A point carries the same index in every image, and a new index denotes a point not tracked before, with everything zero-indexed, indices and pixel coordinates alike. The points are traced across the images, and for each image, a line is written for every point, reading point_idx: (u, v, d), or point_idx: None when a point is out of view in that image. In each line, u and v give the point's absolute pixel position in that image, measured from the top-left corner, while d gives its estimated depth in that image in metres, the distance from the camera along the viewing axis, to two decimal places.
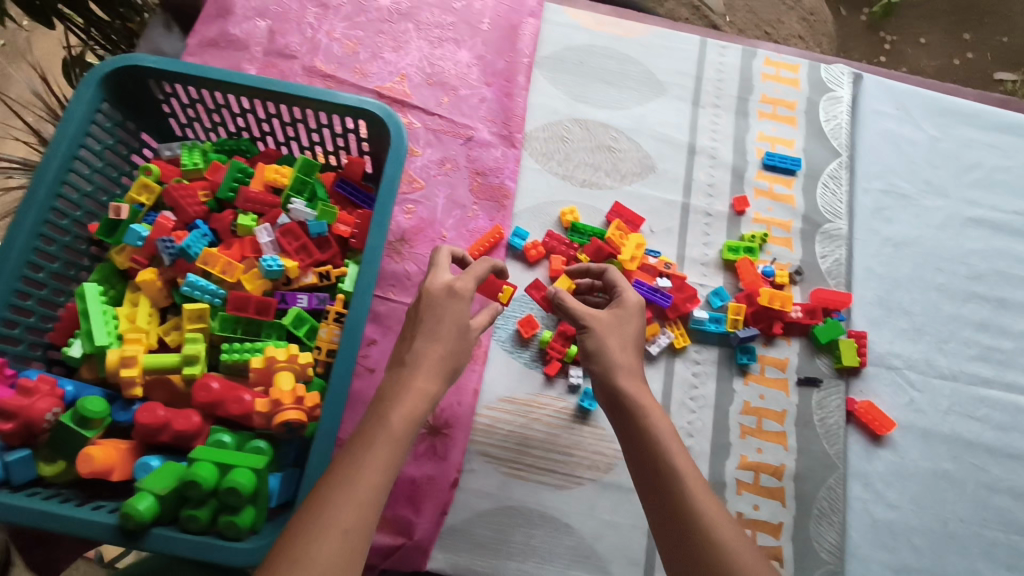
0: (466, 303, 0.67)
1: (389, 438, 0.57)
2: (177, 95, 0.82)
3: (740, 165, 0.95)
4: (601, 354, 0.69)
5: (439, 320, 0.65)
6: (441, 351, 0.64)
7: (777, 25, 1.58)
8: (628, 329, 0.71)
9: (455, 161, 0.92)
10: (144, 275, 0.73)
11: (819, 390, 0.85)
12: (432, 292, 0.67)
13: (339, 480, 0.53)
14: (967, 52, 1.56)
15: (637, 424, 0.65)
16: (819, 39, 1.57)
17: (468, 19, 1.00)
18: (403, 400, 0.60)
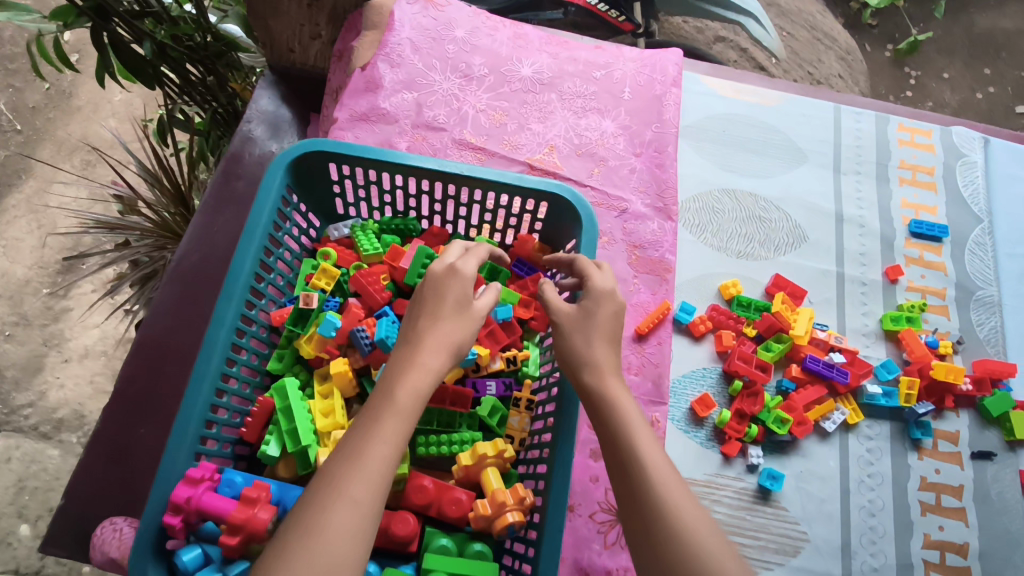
0: (466, 284, 0.61)
1: (394, 415, 0.52)
2: (352, 177, 0.81)
3: (888, 233, 0.96)
4: (573, 350, 0.61)
5: (442, 295, 0.60)
6: (439, 330, 0.58)
7: (818, 64, 1.71)
8: (596, 318, 0.62)
9: (611, 234, 0.92)
10: (339, 367, 0.72)
11: (993, 463, 0.84)
12: (432, 274, 0.62)
13: (338, 465, 0.49)
14: (987, 87, 1.80)
15: (609, 428, 0.57)
16: (857, 78, 1.72)
17: (610, 88, 1.01)
18: (408, 377, 0.54)
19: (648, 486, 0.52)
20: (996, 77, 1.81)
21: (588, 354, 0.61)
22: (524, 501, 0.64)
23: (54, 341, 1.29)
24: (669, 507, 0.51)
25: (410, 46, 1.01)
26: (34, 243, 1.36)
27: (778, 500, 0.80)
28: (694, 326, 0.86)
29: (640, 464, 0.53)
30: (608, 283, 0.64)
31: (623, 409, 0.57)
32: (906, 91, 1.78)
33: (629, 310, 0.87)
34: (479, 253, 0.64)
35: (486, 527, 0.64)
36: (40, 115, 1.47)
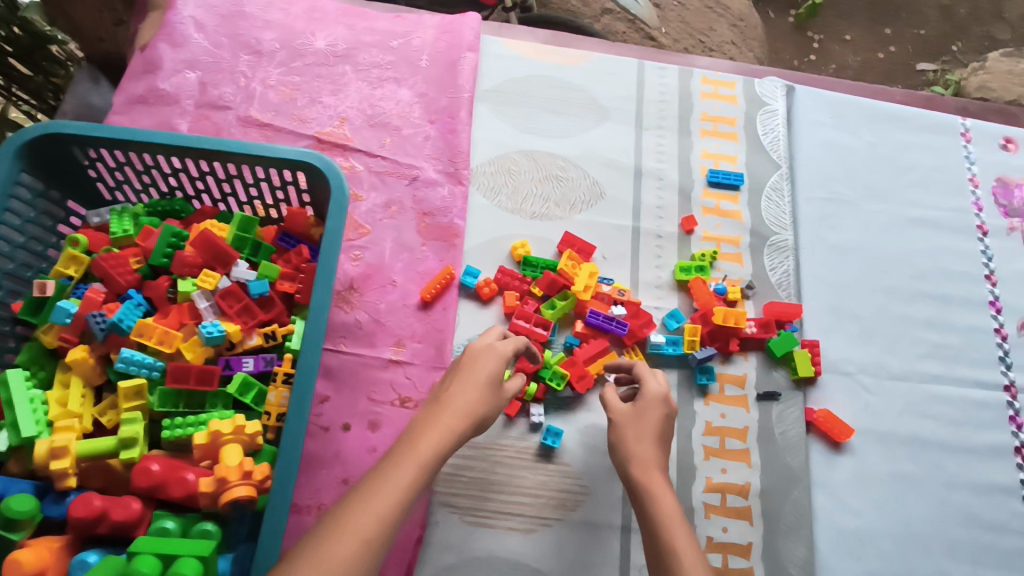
0: (499, 358, 0.68)
1: (414, 461, 0.57)
2: (103, 159, 0.78)
3: (686, 184, 0.96)
4: (621, 444, 0.69)
5: (476, 365, 0.66)
6: (469, 396, 0.64)
7: (710, 32, 1.63)
8: (649, 418, 0.70)
9: (401, 204, 0.90)
10: (74, 354, 0.69)
11: (778, 403, 0.85)
12: (474, 347, 0.69)
13: (356, 503, 0.53)
14: (888, 46, 1.75)
15: (647, 512, 0.64)
16: (750, 45, 1.65)
17: (407, 57, 0.99)
18: (431, 434, 0.60)
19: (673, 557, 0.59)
20: (895, 37, 1.75)
21: (631, 445, 0.69)
22: (251, 476, 0.64)
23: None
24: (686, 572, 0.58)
25: (194, 25, 0.97)
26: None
27: (561, 456, 0.81)
28: (479, 289, 0.85)
29: (669, 534, 0.61)
30: (661, 387, 0.72)
31: (660, 492, 0.65)
32: (809, 56, 1.73)
33: (415, 279, 0.86)
34: (518, 340, 0.71)
35: (213, 505, 0.64)
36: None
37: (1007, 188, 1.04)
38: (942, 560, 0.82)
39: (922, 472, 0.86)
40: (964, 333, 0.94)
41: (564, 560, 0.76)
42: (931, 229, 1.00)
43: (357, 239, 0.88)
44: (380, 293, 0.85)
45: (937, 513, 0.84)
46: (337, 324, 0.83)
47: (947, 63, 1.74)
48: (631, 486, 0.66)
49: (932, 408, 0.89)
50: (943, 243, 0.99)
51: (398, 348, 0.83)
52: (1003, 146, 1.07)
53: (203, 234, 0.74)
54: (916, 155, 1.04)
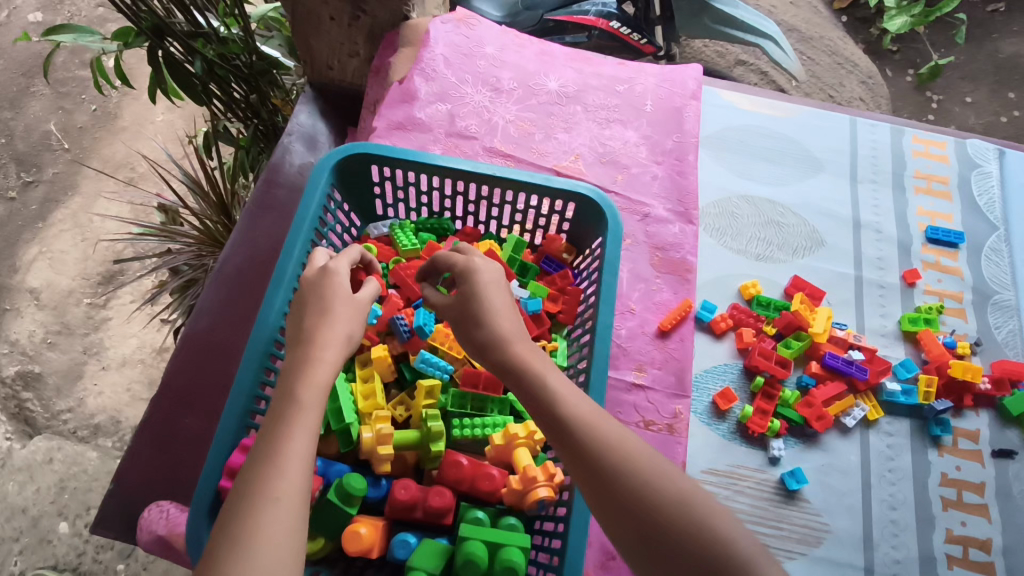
0: (340, 279, 0.63)
1: (300, 411, 0.52)
2: (393, 178, 0.87)
3: (904, 239, 0.99)
4: (470, 334, 0.61)
5: (320, 292, 0.61)
6: (334, 324, 0.59)
7: (839, 88, 1.69)
8: (488, 297, 0.61)
9: (633, 237, 0.96)
10: (377, 352, 0.77)
11: (1015, 461, 0.85)
12: (308, 279, 0.63)
13: (260, 463, 0.49)
14: (1012, 111, 1.69)
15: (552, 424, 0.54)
16: (879, 101, 1.66)
17: (632, 101, 1.07)
18: (304, 372, 0.55)
19: (604, 455, 0.51)
20: (1022, 101, 1.69)
21: (491, 339, 0.59)
22: (554, 478, 0.67)
23: (94, 350, 1.34)
24: (635, 481, 0.49)
25: (444, 62, 1.07)
26: (69, 246, 1.44)
27: (801, 497, 0.81)
28: (715, 324, 0.90)
29: (567, 414, 0.53)
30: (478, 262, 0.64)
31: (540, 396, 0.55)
32: (928, 116, 1.71)
33: (652, 308, 0.91)
34: (348, 256, 0.67)
35: (516, 502, 0.68)
36: (86, 135, 1.56)
37: None
38: None
39: None
40: None
41: None
42: None
43: None
44: (620, 319, 0.90)
45: None
46: None
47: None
48: (497, 371, 0.58)
49: None
50: None
51: (639, 372, 0.87)
52: None
53: (488, 254, 0.83)
54: None
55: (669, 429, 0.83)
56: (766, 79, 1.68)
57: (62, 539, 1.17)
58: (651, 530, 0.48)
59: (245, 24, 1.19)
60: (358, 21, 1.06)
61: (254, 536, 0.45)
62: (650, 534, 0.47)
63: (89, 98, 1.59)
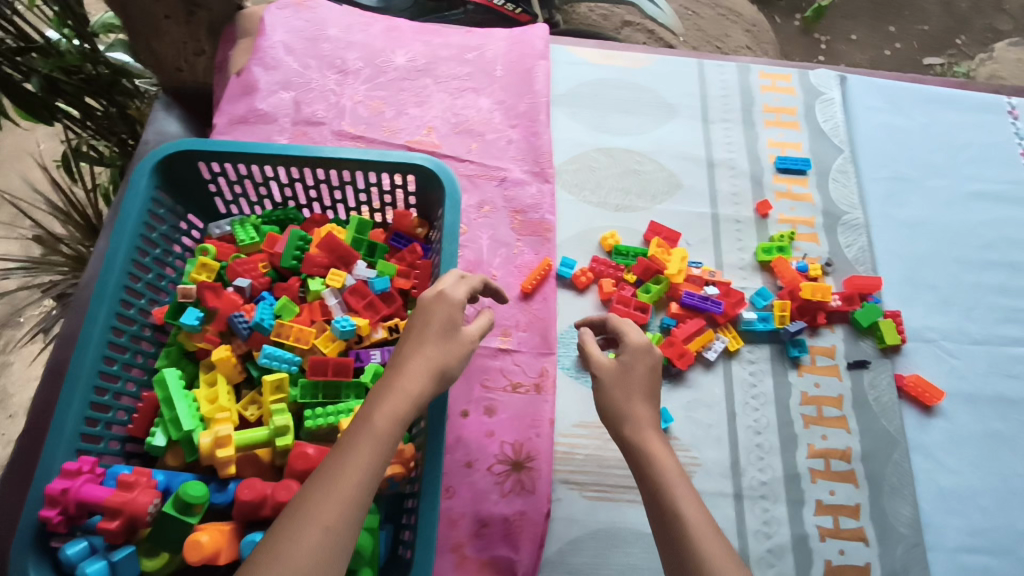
0: (453, 309, 0.65)
1: (372, 439, 0.56)
2: (224, 173, 0.84)
3: (756, 172, 1.01)
4: (612, 404, 0.66)
5: (428, 321, 0.64)
6: (425, 355, 0.62)
7: (725, 39, 1.69)
8: (635, 372, 0.67)
9: (492, 204, 0.95)
10: (219, 353, 0.74)
11: (869, 370, 0.89)
12: (424, 300, 0.66)
13: (322, 486, 0.53)
14: (895, 43, 1.75)
15: (648, 478, 0.61)
16: (765, 48, 1.69)
17: (483, 68, 1.05)
18: (386, 400, 0.58)
19: (668, 497, 0.59)
20: (902, 33, 1.75)
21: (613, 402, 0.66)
22: (402, 455, 0.68)
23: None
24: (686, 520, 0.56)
25: (285, 49, 1.03)
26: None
27: (667, 438, 0.84)
28: (576, 279, 0.90)
29: (661, 469, 0.61)
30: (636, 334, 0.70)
31: (656, 455, 0.62)
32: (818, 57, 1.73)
33: (514, 272, 0.91)
34: (471, 282, 0.69)
35: None
36: None
37: None
38: None
39: (1014, 430, 0.89)
40: None
41: None
42: (993, 200, 1.03)
43: None
44: None
45: None
46: None
47: (954, 56, 1.76)
48: (623, 444, 0.64)
49: (1017, 368, 0.92)
50: (1006, 214, 1.03)
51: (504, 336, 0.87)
52: None
53: (329, 237, 0.80)
54: (970, 133, 1.09)
55: (536, 390, 0.84)
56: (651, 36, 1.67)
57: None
58: None
59: (84, 33, 1.11)
60: (195, 16, 0.96)
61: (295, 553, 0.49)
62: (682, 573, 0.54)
63: None
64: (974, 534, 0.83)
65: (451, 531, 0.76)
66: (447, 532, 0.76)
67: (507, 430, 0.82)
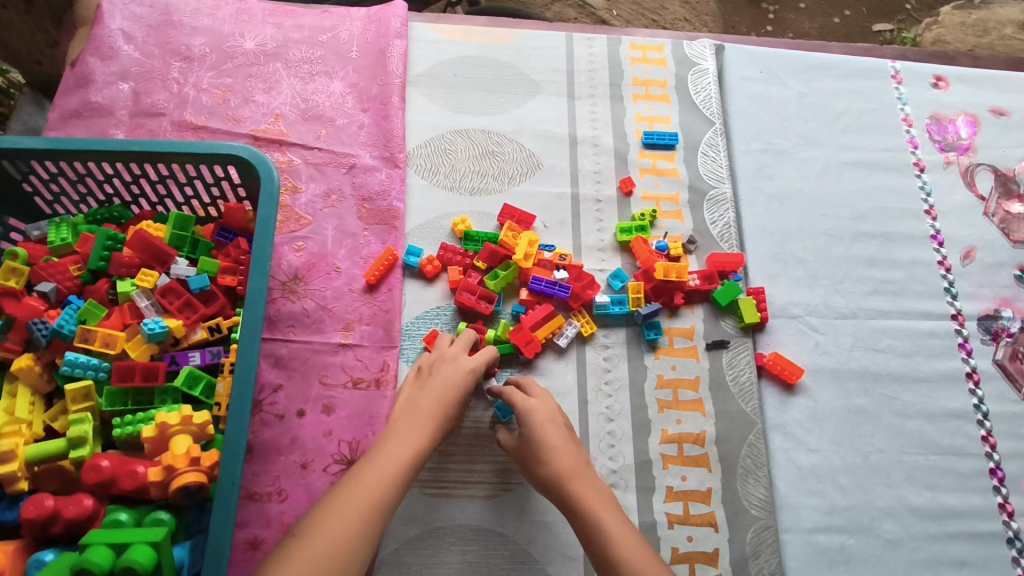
0: (468, 371, 0.73)
1: (392, 468, 0.63)
2: (35, 172, 0.79)
3: (621, 148, 0.98)
4: (536, 472, 0.71)
5: (446, 379, 0.72)
6: (442, 404, 0.70)
7: (661, 11, 1.64)
8: (545, 433, 0.71)
9: (340, 192, 0.91)
10: (19, 362, 0.70)
11: (727, 351, 0.86)
12: (448, 359, 0.75)
13: (341, 499, 0.60)
14: (844, 10, 1.68)
15: (583, 524, 0.66)
16: (704, 19, 1.65)
17: (337, 50, 1.01)
18: (411, 439, 0.66)
19: (605, 537, 0.64)
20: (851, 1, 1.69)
21: (541, 465, 0.70)
22: (199, 461, 0.64)
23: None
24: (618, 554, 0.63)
25: (123, 37, 0.98)
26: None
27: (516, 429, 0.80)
28: (423, 268, 0.86)
29: (597, 512, 0.66)
30: (534, 402, 0.73)
31: (596, 505, 0.67)
32: (765, 27, 1.66)
33: (359, 263, 0.87)
34: (489, 351, 0.77)
35: (165, 495, 0.64)
36: None
37: (940, 124, 1.06)
38: (903, 488, 0.83)
39: (876, 405, 0.87)
40: (907, 268, 0.95)
41: (527, 521, 0.77)
42: (866, 170, 1.01)
43: (299, 230, 0.88)
44: (325, 280, 0.86)
45: (894, 443, 0.85)
46: (285, 314, 0.83)
47: (903, 21, 1.69)
48: (558, 501, 0.69)
49: (882, 341, 0.90)
50: (879, 182, 1.01)
51: (346, 332, 0.83)
52: (934, 84, 1.09)
53: (137, 233, 0.75)
54: (847, 101, 1.06)
55: (377, 385, 0.81)
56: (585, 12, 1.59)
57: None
58: None
59: None
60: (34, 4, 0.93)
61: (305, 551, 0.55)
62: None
63: None
64: (830, 513, 0.81)
65: (280, 536, 0.73)
66: (275, 537, 0.73)
67: (346, 429, 0.79)
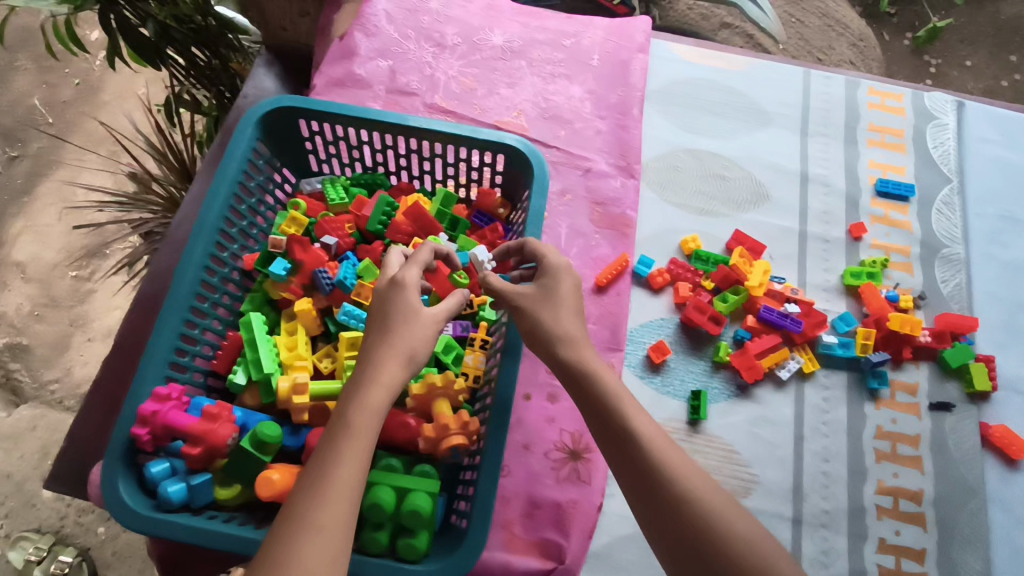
0: (409, 294, 0.63)
1: (350, 432, 0.55)
2: (322, 133, 0.86)
3: (853, 192, 0.97)
4: (542, 331, 0.65)
5: (389, 311, 0.62)
6: (391, 347, 0.60)
7: (828, 50, 1.54)
8: (557, 287, 0.66)
9: (574, 192, 0.95)
10: (301, 305, 0.76)
11: (951, 415, 0.84)
12: (379, 290, 0.65)
13: (309, 480, 0.52)
14: (1014, 74, 1.62)
15: (587, 393, 0.61)
16: (870, 65, 1.54)
17: (578, 56, 1.05)
18: (362, 395, 0.57)
19: (613, 407, 0.59)
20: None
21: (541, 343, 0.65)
22: (467, 427, 0.68)
23: (80, 322, 1.34)
24: (636, 431, 0.58)
25: (385, 18, 1.05)
26: (52, 220, 1.42)
27: (735, 451, 0.81)
28: (652, 279, 0.89)
29: (590, 374, 0.62)
30: (560, 261, 0.68)
31: (594, 369, 0.62)
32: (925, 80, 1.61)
33: (590, 264, 0.90)
34: (421, 260, 0.66)
35: (432, 451, 0.68)
36: (70, 109, 1.52)
37: None
38: None
39: None
40: None
41: None
42: None
43: None
44: None
45: None
46: None
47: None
48: (563, 372, 0.63)
49: None
50: None
51: None
52: None
53: (415, 205, 0.81)
54: None
55: None
56: (751, 41, 1.50)
57: (45, 504, 1.17)
58: (656, 499, 0.55)
59: None
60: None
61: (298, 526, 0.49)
62: (642, 471, 0.56)
63: (70, 71, 1.56)
64: None
65: (500, 509, 0.76)
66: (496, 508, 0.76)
67: (568, 419, 0.82)
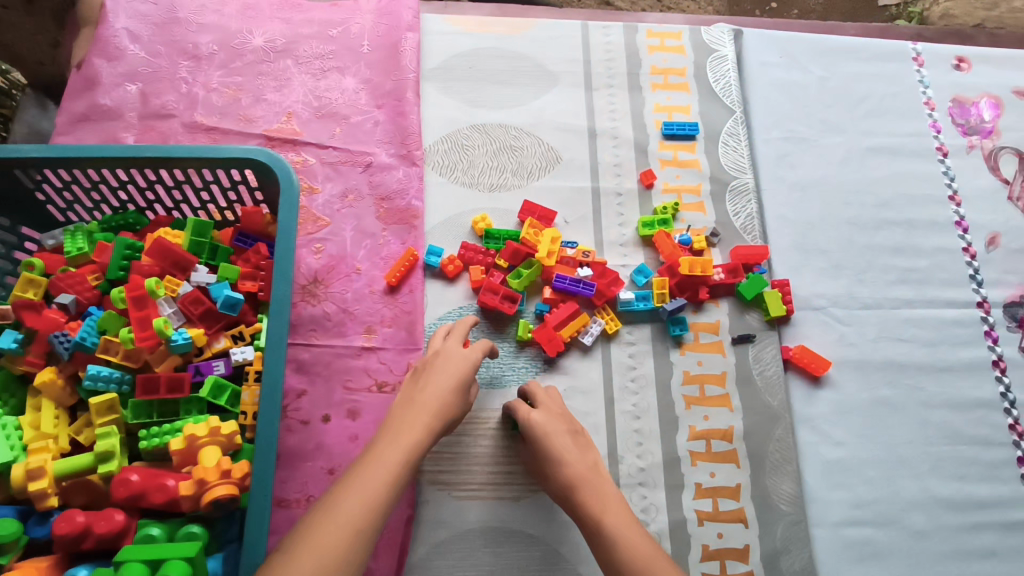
0: (470, 360, 0.70)
1: (391, 465, 0.59)
2: (48, 180, 0.77)
3: (641, 139, 0.96)
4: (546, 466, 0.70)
5: (449, 366, 0.69)
6: (437, 394, 0.66)
7: None
8: (551, 447, 0.69)
9: (357, 192, 0.90)
10: (42, 377, 0.69)
11: (753, 345, 0.85)
12: (446, 347, 0.71)
13: (333, 497, 0.56)
14: None
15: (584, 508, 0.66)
16: None
17: (348, 44, 0.98)
18: (405, 432, 0.62)
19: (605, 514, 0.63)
20: None
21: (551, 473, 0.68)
22: (230, 474, 0.63)
23: None
24: (628, 540, 0.60)
25: (130, 36, 0.96)
26: None
27: None
28: (444, 268, 0.85)
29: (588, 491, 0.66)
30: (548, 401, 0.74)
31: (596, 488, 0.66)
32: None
33: (379, 264, 0.86)
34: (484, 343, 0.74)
35: (196, 508, 0.63)
36: None
37: (962, 107, 1.04)
38: (929, 479, 0.82)
39: (902, 396, 0.86)
40: (932, 255, 0.94)
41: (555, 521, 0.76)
42: (889, 156, 1.00)
43: (317, 232, 0.87)
44: (345, 283, 0.84)
45: (921, 435, 0.84)
46: (305, 318, 0.82)
47: None
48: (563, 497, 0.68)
49: (907, 331, 0.89)
50: (903, 168, 0.99)
51: (368, 334, 0.82)
52: (956, 66, 1.07)
53: (157, 241, 0.74)
54: (869, 85, 1.04)
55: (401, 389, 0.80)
56: None
57: None
58: None
59: None
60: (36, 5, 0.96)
61: (323, 529, 0.53)
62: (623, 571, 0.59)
63: None
64: (858, 506, 0.80)
65: None
66: None
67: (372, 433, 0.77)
